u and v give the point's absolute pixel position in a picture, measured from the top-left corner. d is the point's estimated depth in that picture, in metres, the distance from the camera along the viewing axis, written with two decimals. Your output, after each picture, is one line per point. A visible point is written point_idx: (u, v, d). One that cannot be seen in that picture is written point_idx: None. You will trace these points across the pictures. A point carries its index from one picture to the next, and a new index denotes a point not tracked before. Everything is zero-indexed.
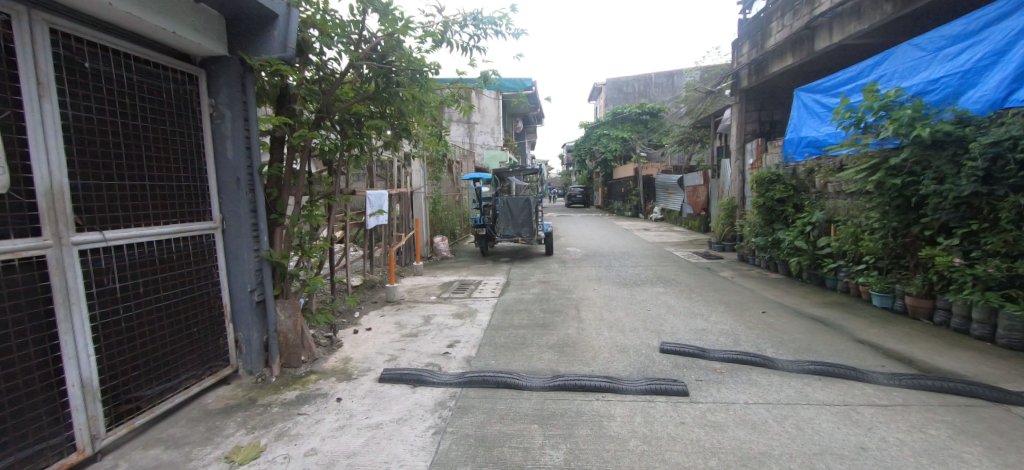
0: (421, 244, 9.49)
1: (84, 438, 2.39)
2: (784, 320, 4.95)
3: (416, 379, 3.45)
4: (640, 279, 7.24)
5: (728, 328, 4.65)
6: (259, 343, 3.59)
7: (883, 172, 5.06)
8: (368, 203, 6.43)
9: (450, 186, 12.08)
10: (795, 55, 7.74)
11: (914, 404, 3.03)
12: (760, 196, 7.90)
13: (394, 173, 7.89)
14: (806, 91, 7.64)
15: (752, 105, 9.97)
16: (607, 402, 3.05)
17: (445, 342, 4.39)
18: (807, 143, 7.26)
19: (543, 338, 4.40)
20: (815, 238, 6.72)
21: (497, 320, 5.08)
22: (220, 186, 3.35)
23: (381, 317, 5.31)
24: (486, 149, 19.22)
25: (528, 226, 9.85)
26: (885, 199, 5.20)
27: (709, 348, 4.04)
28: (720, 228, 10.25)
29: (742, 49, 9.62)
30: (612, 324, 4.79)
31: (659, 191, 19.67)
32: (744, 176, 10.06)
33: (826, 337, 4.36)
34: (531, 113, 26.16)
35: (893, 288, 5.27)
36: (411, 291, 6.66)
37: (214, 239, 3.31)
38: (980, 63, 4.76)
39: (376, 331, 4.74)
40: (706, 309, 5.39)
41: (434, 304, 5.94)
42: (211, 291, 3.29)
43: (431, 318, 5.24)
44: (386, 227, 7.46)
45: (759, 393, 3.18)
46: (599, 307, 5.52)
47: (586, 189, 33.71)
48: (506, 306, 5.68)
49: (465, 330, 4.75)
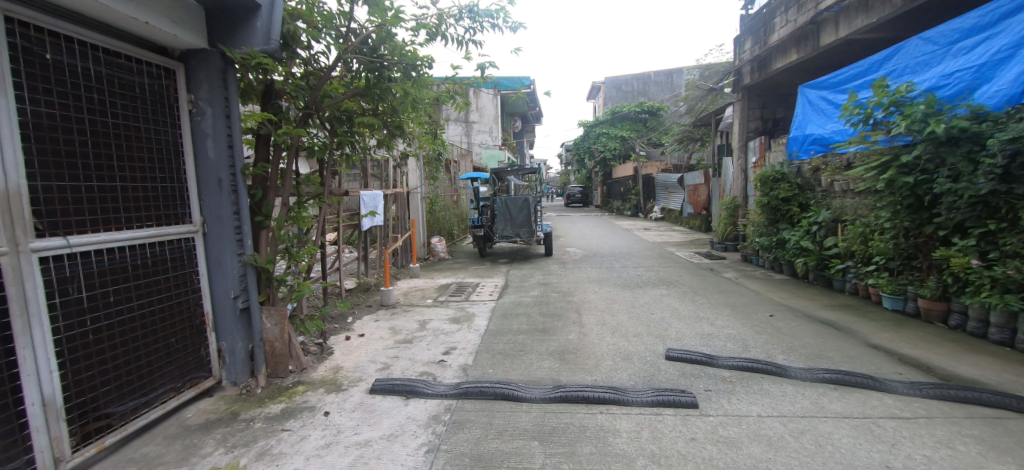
0: (419, 245, 9.34)
1: (46, 461, 2.20)
2: (793, 324, 4.77)
3: (409, 391, 3.26)
4: (642, 281, 7.06)
5: (735, 333, 4.47)
6: (244, 353, 3.39)
7: (895, 170, 4.90)
8: (362, 204, 6.25)
9: (448, 186, 11.91)
10: (799, 51, 7.57)
11: (938, 416, 2.85)
12: (764, 195, 7.73)
13: (389, 173, 7.71)
14: (812, 87, 7.45)
15: (755, 102, 9.78)
16: (612, 416, 2.87)
17: (442, 349, 4.21)
18: (812, 140, 7.10)
19: (543, 345, 4.21)
20: (822, 238, 6.56)
21: (495, 325, 4.90)
22: (201, 187, 3.15)
23: (375, 322, 5.12)
24: (485, 148, 19.04)
25: (527, 227, 9.66)
26: (896, 198, 5.03)
27: (717, 354, 3.86)
28: (722, 228, 10.10)
29: (745, 45, 9.41)
30: (615, 329, 4.61)
31: (659, 190, 19.50)
32: (747, 175, 9.86)
33: (838, 343, 4.18)
34: (529, 113, 26.00)
35: (905, 290, 5.10)
36: (407, 294, 6.47)
37: (194, 243, 3.11)
38: (995, 56, 4.61)
39: (369, 337, 4.55)
40: (711, 312, 5.22)
41: (430, 308, 5.75)
42: (191, 298, 3.10)
43: (427, 323, 5.05)
44: (381, 229, 7.28)
45: (773, 404, 3.01)
46: (600, 310, 5.35)
47: (585, 189, 33.49)
48: (505, 310, 5.50)
49: (462, 336, 4.57)
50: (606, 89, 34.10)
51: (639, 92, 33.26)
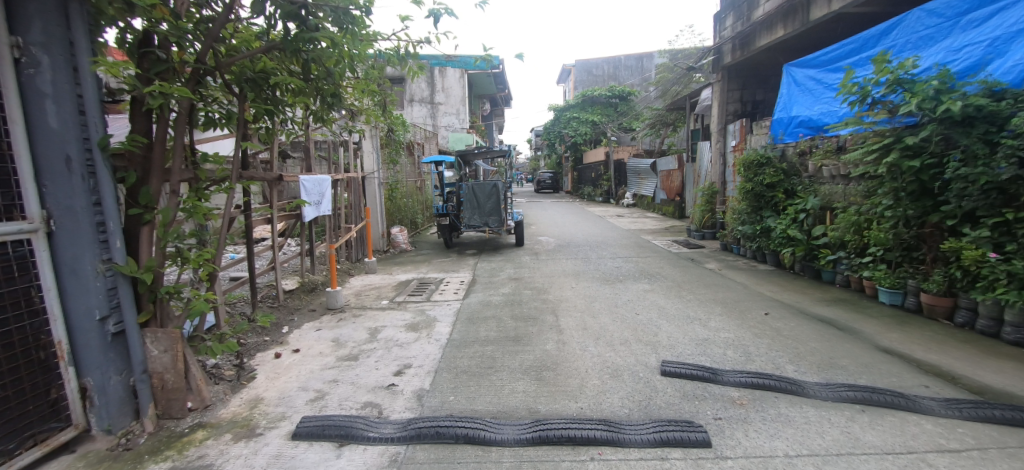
0: (376, 236, 8.45)
1: None
2: (791, 323, 4.27)
3: (344, 435, 2.53)
4: (621, 274, 6.49)
5: (733, 337, 3.93)
6: (120, 390, 2.62)
7: (898, 152, 4.48)
8: (302, 190, 5.38)
9: (410, 170, 10.98)
10: (786, 26, 7.09)
11: (991, 447, 2.36)
12: (747, 180, 7.24)
13: (340, 156, 6.80)
14: (798, 66, 7.05)
15: (734, 83, 9.33)
16: (606, 464, 2.23)
17: (393, 368, 3.48)
18: (798, 123, 6.68)
19: (515, 359, 3.54)
20: (809, 226, 6.13)
21: (459, 333, 4.19)
22: (39, 168, 2.29)
23: (315, 333, 4.32)
24: (452, 131, 18.00)
25: (496, 215, 8.91)
26: (897, 184, 4.60)
27: (720, 368, 3.28)
28: (699, 215, 9.67)
29: (726, 21, 8.92)
30: (598, 335, 3.99)
31: (631, 176, 19.12)
32: (726, 159, 9.41)
33: (846, 346, 3.70)
34: (497, 95, 25.02)
35: (904, 284, 4.67)
36: (359, 295, 5.67)
37: (34, 248, 2.26)
38: (1012, 28, 4.19)
39: (304, 355, 3.77)
40: (701, 310, 4.68)
41: (384, 312, 4.99)
42: (29, 325, 2.24)
43: (379, 333, 4.30)
44: (330, 218, 6.39)
45: (798, 437, 2.45)
46: (579, 311, 4.73)
47: (555, 174, 32.97)
48: (471, 313, 4.78)
49: (419, 349, 3.84)
50: (576, 73, 33.43)
51: (610, 76, 32.87)
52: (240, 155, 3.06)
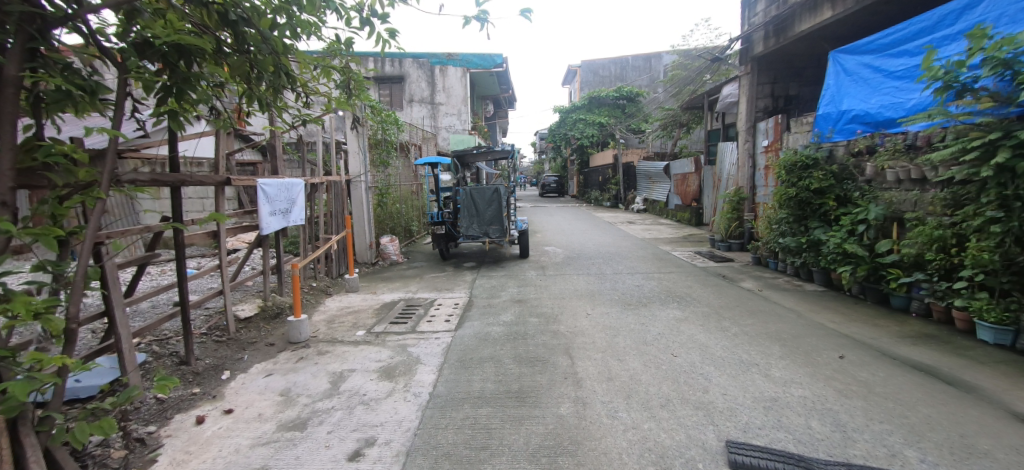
0: (363, 247, 7.49)
1: None
2: (880, 373, 3.26)
3: None
4: (644, 296, 5.49)
5: (810, 397, 2.93)
6: None
7: (1009, 150, 3.52)
8: (262, 198, 4.39)
9: (404, 173, 9.98)
10: (833, 7, 6.14)
11: None
12: (788, 185, 6.22)
13: (318, 155, 5.90)
14: (848, 52, 6.09)
15: (765, 76, 8.36)
16: None
17: (349, 446, 2.51)
18: (850, 118, 5.72)
19: (519, 434, 2.55)
20: (871, 240, 5.12)
21: (446, 385, 3.20)
22: None
23: (262, 382, 3.35)
24: (453, 133, 17.05)
25: (497, 223, 7.90)
26: (1008, 190, 3.61)
27: (812, 457, 2.29)
28: (725, 223, 8.64)
29: (757, 6, 7.98)
30: (628, 391, 3.02)
31: (643, 180, 18.06)
32: (755, 161, 8.36)
33: (976, 416, 2.68)
34: (501, 95, 24.03)
35: (1016, 319, 3.64)
36: (330, 323, 4.70)
37: None
38: None
39: (233, 423, 2.80)
40: (755, 351, 3.67)
41: (356, 348, 4.01)
42: None
43: (343, 381, 3.34)
44: (303, 229, 5.45)
45: None
46: (599, 351, 3.73)
47: (561, 178, 31.88)
48: (464, 352, 3.82)
49: (390, 411, 2.88)
50: (583, 74, 32.33)
51: (617, 77, 31.81)
52: (118, 149, 2.08)
